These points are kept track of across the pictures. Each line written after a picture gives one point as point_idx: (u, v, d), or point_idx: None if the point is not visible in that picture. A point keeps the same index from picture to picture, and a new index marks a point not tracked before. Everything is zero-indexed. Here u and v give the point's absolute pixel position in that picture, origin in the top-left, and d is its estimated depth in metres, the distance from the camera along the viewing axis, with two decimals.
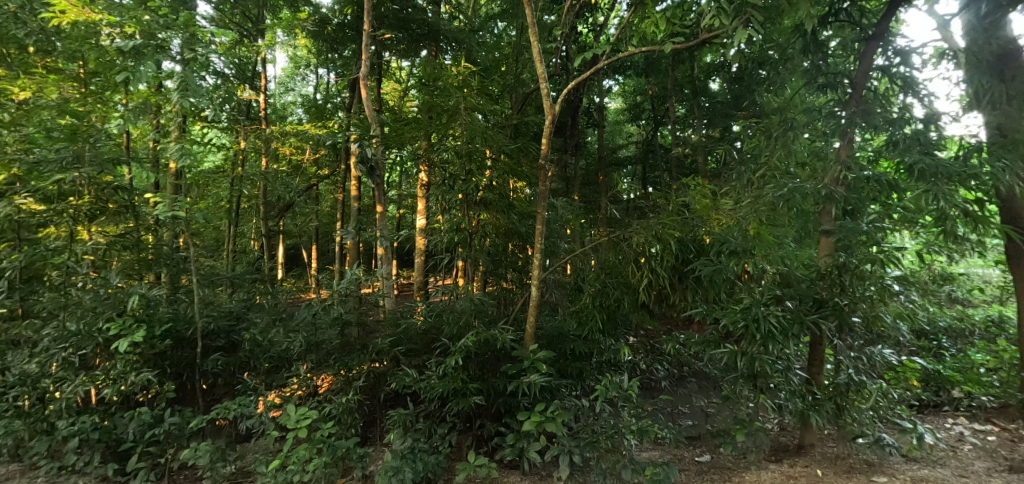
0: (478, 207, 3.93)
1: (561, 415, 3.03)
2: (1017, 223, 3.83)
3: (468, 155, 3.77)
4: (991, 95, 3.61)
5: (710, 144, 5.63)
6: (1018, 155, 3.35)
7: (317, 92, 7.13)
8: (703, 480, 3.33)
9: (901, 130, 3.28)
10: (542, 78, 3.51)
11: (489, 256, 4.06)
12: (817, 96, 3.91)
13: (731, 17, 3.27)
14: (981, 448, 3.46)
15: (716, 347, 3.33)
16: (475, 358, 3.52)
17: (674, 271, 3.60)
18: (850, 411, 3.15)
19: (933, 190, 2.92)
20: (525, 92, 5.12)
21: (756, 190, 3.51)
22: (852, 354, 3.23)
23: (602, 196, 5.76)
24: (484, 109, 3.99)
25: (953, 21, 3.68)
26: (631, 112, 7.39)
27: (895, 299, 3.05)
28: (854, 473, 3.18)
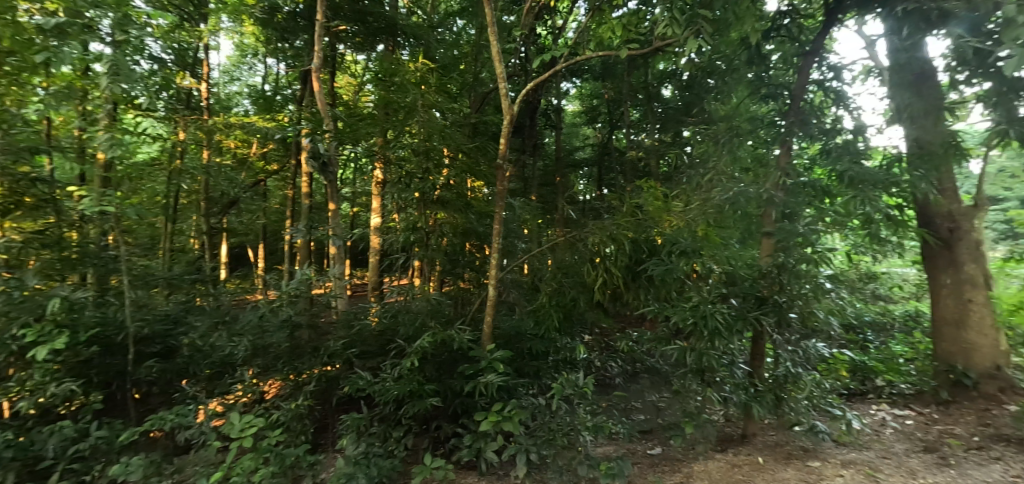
0: (435, 206, 3.87)
1: (518, 414, 3.04)
2: (930, 226, 4.22)
3: (426, 154, 3.74)
4: (911, 111, 3.97)
5: (663, 148, 5.83)
6: (932, 165, 3.72)
7: (266, 83, 6.79)
8: (655, 472, 3.45)
9: (833, 140, 3.64)
10: (501, 78, 3.50)
11: (446, 256, 4.01)
12: (760, 105, 4.16)
13: (683, 27, 3.40)
14: (901, 431, 3.79)
15: (667, 344, 3.47)
16: (431, 360, 3.48)
17: (627, 270, 3.70)
18: (788, 401, 3.37)
19: (860, 195, 3.23)
20: (484, 91, 5.09)
21: (704, 192, 3.66)
22: (789, 348, 3.45)
23: (560, 196, 5.85)
24: (443, 106, 3.96)
25: (878, 41, 4.00)
26: (588, 115, 7.54)
27: (827, 296, 3.30)
28: (792, 459, 3.39)
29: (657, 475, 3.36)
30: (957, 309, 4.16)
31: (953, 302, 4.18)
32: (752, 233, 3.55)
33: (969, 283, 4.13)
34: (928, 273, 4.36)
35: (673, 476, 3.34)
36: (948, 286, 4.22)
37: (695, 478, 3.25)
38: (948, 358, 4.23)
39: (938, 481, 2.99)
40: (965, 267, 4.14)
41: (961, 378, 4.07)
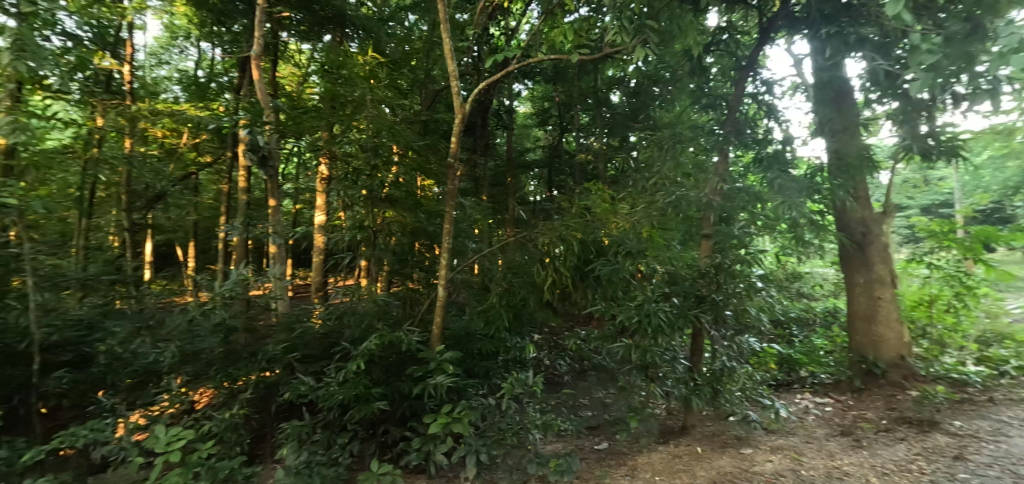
0: (383, 204, 3.73)
1: (467, 416, 3.00)
2: (846, 230, 4.67)
3: (374, 150, 3.58)
4: (832, 125, 4.34)
5: (611, 152, 5.98)
6: (849, 175, 4.09)
7: (198, 68, 6.29)
8: (602, 466, 3.55)
9: (764, 149, 4.01)
10: (453, 76, 3.46)
11: (394, 256, 3.91)
12: (701, 114, 4.40)
13: (631, 35, 3.51)
14: (822, 417, 4.15)
15: (613, 342, 3.58)
16: (379, 362, 3.38)
17: (576, 271, 3.78)
18: (723, 394, 3.59)
19: (787, 201, 3.55)
20: (436, 88, 4.99)
21: (648, 196, 3.81)
22: (725, 343, 3.66)
23: (511, 197, 5.88)
24: (392, 102, 3.87)
25: (805, 60, 4.35)
26: (539, 117, 7.60)
27: (759, 294, 3.54)
28: (727, 447, 3.62)
29: (604, 469, 3.46)
30: (868, 305, 4.61)
31: (865, 299, 4.63)
32: (693, 234, 3.76)
33: (878, 282, 4.59)
34: (844, 272, 4.80)
35: (619, 468, 3.45)
36: (860, 285, 4.67)
37: (641, 470, 3.37)
38: (859, 350, 4.67)
39: (853, 462, 3.29)
40: (874, 267, 4.59)
41: (872, 367, 4.51)
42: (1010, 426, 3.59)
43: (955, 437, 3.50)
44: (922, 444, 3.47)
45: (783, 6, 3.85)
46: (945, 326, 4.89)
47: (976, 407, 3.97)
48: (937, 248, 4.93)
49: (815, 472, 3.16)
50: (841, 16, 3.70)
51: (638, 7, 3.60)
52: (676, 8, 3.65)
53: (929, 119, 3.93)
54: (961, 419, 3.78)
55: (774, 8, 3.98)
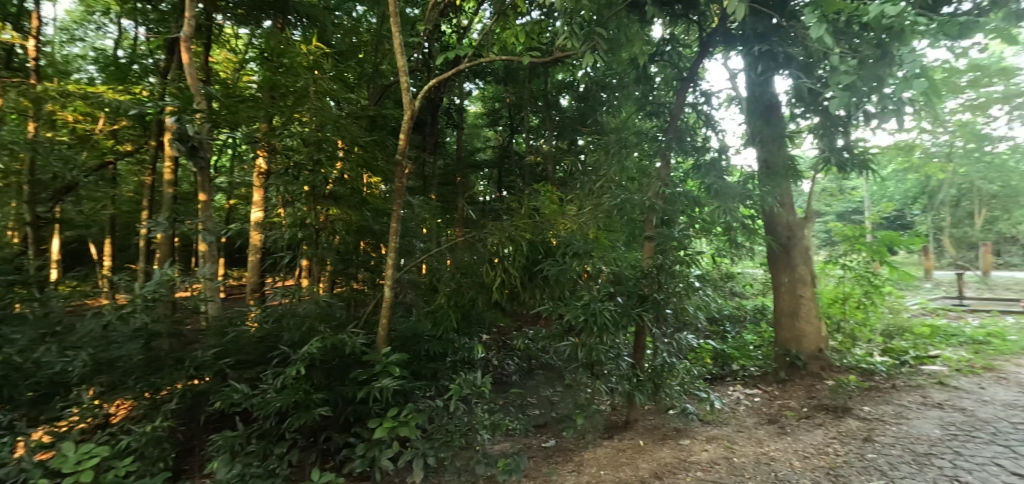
0: (326, 201, 3.54)
1: (414, 418, 2.93)
2: (774, 234, 5.02)
3: (318, 144, 3.41)
4: (763, 136, 4.67)
5: (559, 155, 6.07)
6: (776, 183, 4.43)
7: (119, 48, 5.66)
8: (549, 463, 3.60)
9: (702, 156, 4.23)
10: (402, 71, 3.37)
11: (338, 255, 3.75)
12: (645, 121, 4.62)
13: (581, 41, 3.59)
14: (751, 407, 4.46)
15: (560, 341, 3.64)
16: (320, 366, 3.22)
17: (524, 271, 3.80)
18: (664, 388, 3.77)
19: (722, 206, 3.83)
20: (385, 84, 4.82)
21: (595, 198, 3.89)
22: (665, 340, 3.88)
23: (460, 196, 5.83)
24: (338, 95, 3.70)
25: (740, 74, 4.65)
26: (489, 117, 7.58)
27: (696, 293, 3.76)
28: (667, 439, 3.80)
29: (551, 466, 3.51)
30: (791, 303, 5.00)
31: (789, 298, 5.02)
32: (636, 236, 3.90)
33: (800, 282, 5.00)
34: (771, 272, 5.18)
35: (566, 465, 3.52)
36: (785, 284, 5.06)
37: (587, 465, 3.45)
38: (784, 344, 5.06)
39: (778, 447, 3.57)
40: (797, 267, 5.00)
41: (794, 359, 4.90)
42: (908, 409, 4.04)
43: (865, 421, 3.89)
44: (837, 428, 3.82)
45: (721, 24, 4.13)
46: (856, 321, 5.41)
47: (881, 393, 4.44)
48: (851, 251, 5.35)
49: (745, 459, 3.40)
50: (771, 36, 4.00)
51: (587, 14, 3.70)
52: (624, 17, 3.77)
53: (845, 134, 4.32)
54: (870, 405, 4.20)
55: (713, 24, 4.24)
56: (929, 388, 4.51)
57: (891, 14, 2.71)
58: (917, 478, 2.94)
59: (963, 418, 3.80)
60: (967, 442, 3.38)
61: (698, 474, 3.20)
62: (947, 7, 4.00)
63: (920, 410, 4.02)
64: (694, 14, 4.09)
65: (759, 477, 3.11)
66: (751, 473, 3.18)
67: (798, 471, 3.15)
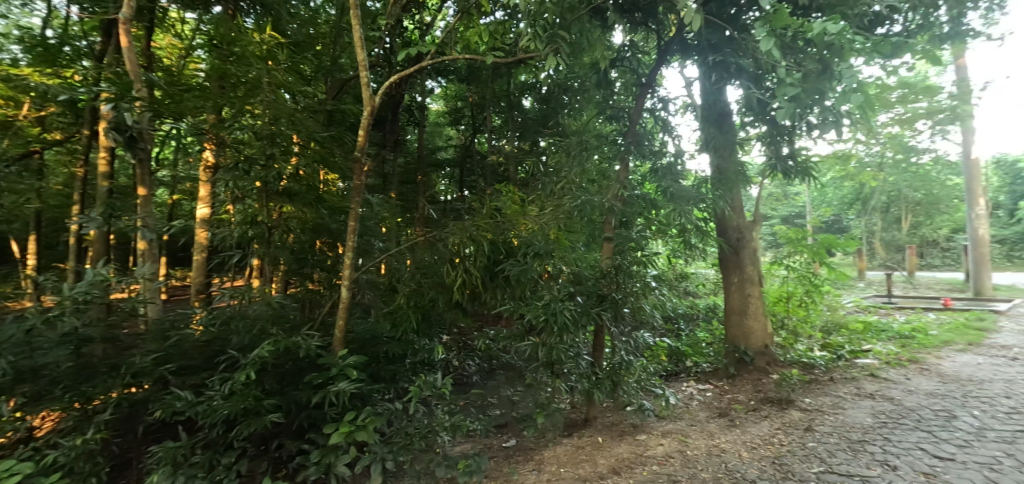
0: (279, 198, 3.35)
1: (372, 422, 2.84)
2: (725, 236, 5.28)
3: (271, 139, 3.22)
4: (716, 143, 4.89)
5: (521, 156, 6.08)
6: (726, 188, 4.66)
7: (46, 28, 5.15)
8: (509, 463, 3.61)
9: (659, 160, 4.37)
10: (362, 66, 3.28)
11: (292, 255, 3.60)
12: (605, 124, 4.74)
13: (544, 43, 3.61)
14: (704, 402, 4.66)
15: (521, 341, 3.66)
16: (272, 371, 3.08)
17: (486, 271, 3.75)
18: (622, 385, 3.86)
19: (677, 209, 4.05)
20: (344, 78, 4.68)
21: (556, 199, 3.92)
22: (623, 339, 3.95)
23: (421, 195, 5.74)
24: (293, 88, 3.55)
25: (694, 82, 4.85)
26: (452, 116, 7.47)
27: (653, 293, 3.89)
28: (624, 435, 3.90)
29: (512, 466, 3.52)
30: (740, 302, 5.26)
31: (738, 296, 5.28)
32: (595, 237, 3.98)
33: (749, 281, 5.26)
34: (722, 272, 5.42)
35: (527, 464, 3.54)
36: (735, 283, 5.32)
37: (547, 463, 3.49)
38: (734, 341, 5.31)
39: (728, 439, 3.75)
40: (745, 267, 5.26)
41: (743, 355, 5.16)
42: (843, 400, 4.35)
43: (805, 411, 4.15)
44: (781, 419, 4.05)
45: (678, 34, 4.29)
46: (798, 318, 5.74)
47: (820, 385, 4.75)
48: (794, 252, 5.68)
49: (698, 451, 3.55)
50: (724, 47, 4.18)
51: (550, 17, 3.73)
52: (586, 22, 3.83)
53: (789, 143, 4.61)
54: (810, 397, 4.49)
55: (670, 33, 4.39)
56: (862, 379, 4.87)
57: (833, 32, 2.90)
58: (852, 464, 3.16)
59: (891, 407, 4.12)
60: (896, 429, 3.67)
61: (654, 468, 3.31)
62: (880, 28, 4.33)
63: (854, 400, 4.33)
64: (653, 23, 4.21)
65: (711, 468, 3.25)
66: (703, 464, 3.32)
67: (746, 461, 3.32)
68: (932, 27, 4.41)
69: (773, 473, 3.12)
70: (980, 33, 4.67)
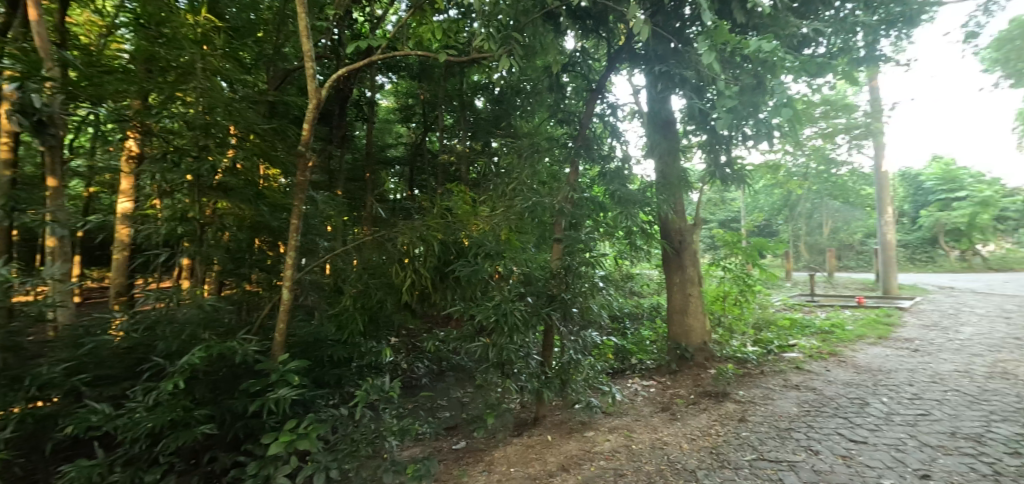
0: (214, 193, 3.13)
1: (315, 430, 2.68)
2: (668, 238, 5.53)
3: (204, 129, 2.97)
4: (661, 149, 5.12)
5: (473, 156, 6.04)
6: (669, 193, 4.89)
7: None
8: (459, 465, 3.57)
9: (608, 164, 4.51)
10: (308, 56, 3.12)
11: (227, 254, 3.37)
12: (556, 127, 4.84)
13: (498, 44, 3.61)
14: (647, 397, 4.86)
15: (471, 342, 3.64)
16: (204, 379, 2.86)
17: (435, 271, 3.67)
18: (570, 383, 3.94)
19: (624, 211, 4.24)
20: (288, 68, 4.45)
21: (507, 200, 3.93)
22: (572, 338, 4.01)
23: (369, 193, 5.56)
24: (230, 76, 3.30)
25: (641, 90, 5.06)
26: (402, 113, 7.26)
27: (600, 293, 4.01)
28: (573, 433, 3.97)
29: (462, 468, 3.49)
30: (682, 300, 5.53)
31: (680, 296, 5.54)
32: (545, 238, 4.04)
33: (689, 281, 5.54)
34: (665, 272, 5.68)
35: (477, 465, 3.52)
36: (677, 282, 5.58)
37: (498, 464, 3.49)
38: (675, 338, 5.56)
39: (670, 432, 3.93)
40: (686, 268, 5.54)
41: (683, 352, 5.42)
42: (772, 392, 4.69)
43: (739, 403, 4.45)
44: (718, 411, 4.30)
45: (627, 43, 4.46)
46: (732, 316, 6.12)
47: (752, 379, 5.10)
48: (730, 254, 6.02)
49: (643, 445, 3.69)
50: (670, 58, 4.39)
51: (505, 19, 3.76)
52: (540, 26, 3.88)
53: (726, 152, 4.91)
54: (743, 389, 4.80)
55: (619, 42, 4.56)
56: (788, 372, 5.29)
57: (767, 50, 3.14)
58: (781, 450, 3.42)
59: (814, 396, 4.49)
60: (817, 416, 4.01)
61: (602, 463, 3.40)
62: (807, 49, 4.72)
63: (782, 391, 4.68)
64: (604, 31, 4.37)
65: (655, 460, 3.39)
66: (648, 457, 3.46)
67: (686, 453, 3.50)
68: (851, 51, 4.87)
69: (711, 463, 3.31)
70: (890, 58, 5.20)
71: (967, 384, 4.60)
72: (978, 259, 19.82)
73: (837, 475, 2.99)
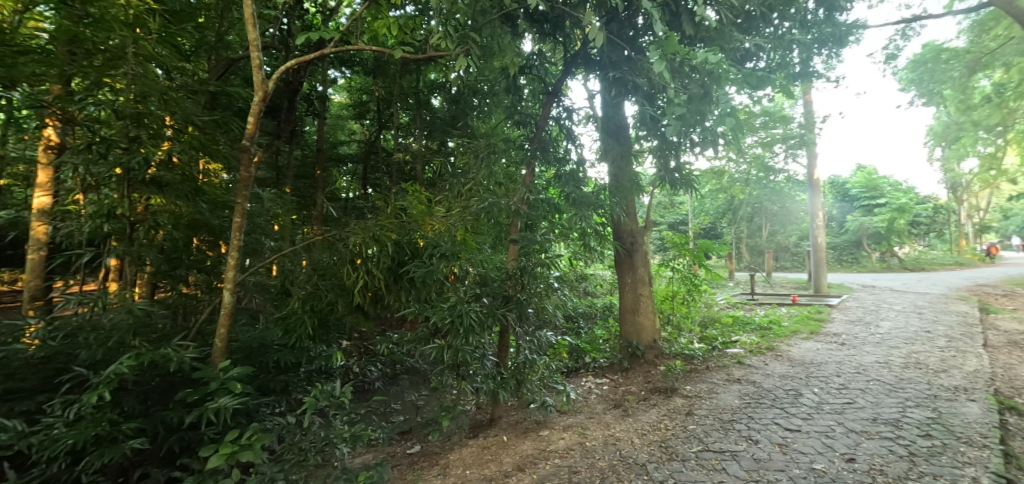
0: (146, 188, 2.90)
1: (259, 440, 2.52)
2: (621, 239, 5.70)
3: (135, 119, 2.73)
4: (614, 153, 5.27)
5: (429, 155, 5.93)
6: (622, 196, 5.06)
7: None
8: (413, 470, 3.50)
9: (563, 167, 4.61)
10: (253, 46, 2.96)
11: (161, 254, 3.14)
12: (513, 129, 4.90)
13: (455, 43, 3.59)
14: (601, 394, 5.00)
15: (425, 344, 3.58)
16: (134, 389, 2.65)
17: (389, 272, 3.57)
18: (526, 383, 3.96)
19: (578, 213, 4.35)
20: (232, 57, 4.20)
21: (463, 201, 3.89)
22: (527, 338, 4.04)
23: (319, 191, 5.33)
24: (167, 63, 3.07)
25: (596, 95, 5.19)
26: (355, 110, 6.99)
27: (555, 293, 4.06)
28: (527, 432, 4.00)
29: (416, 472, 3.42)
30: (633, 300, 5.71)
31: (631, 295, 5.72)
32: (501, 239, 4.04)
33: (640, 281, 5.73)
34: (618, 273, 5.84)
35: (432, 469, 3.46)
36: (629, 283, 5.76)
37: (452, 467, 3.45)
38: (627, 337, 5.74)
39: (623, 428, 4.05)
40: (638, 269, 5.72)
41: (635, 350, 5.61)
42: (717, 386, 4.95)
43: (686, 398, 4.66)
44: (667, 406, 4.48)
45: (583, 49, 4.58)
46: (680, 315, 6.39)
47: (699, 374, 5.36)
48: (678, 255, 6.25)
49: (596, 442, 3.78)
50: (623, 65, 4.52)
51: (462, 18, 3.73)
52: (497, 27, 3.88)
53: (675, 157, 5.13)
54: (690, 384, 5.04)
55: (575, 47, 4.67)
56: (731, 367, 5.61)
57: (713, 61, 3.32)
58: (724, 441, 3.61)
59: (754, 389, 4.78)
60: (757, 407, 4.27)
61: (556, 461, 3.45)
62: (749, 63, 5.01)
63: (725, 385, 4.95)
64: (561, 35, 4.45)
65: (607, 456, 3.48)
66: (601, 454, 3.54)
67: (637, 447, 3.62)
68: (788, 66, 5.23)
69: (660, 456, 3.44)
70: (822, 75, 5.62)
71: (886, 374, 5.05)
72: (894, 260, 21.79)
73: (774, 463, 3.20)
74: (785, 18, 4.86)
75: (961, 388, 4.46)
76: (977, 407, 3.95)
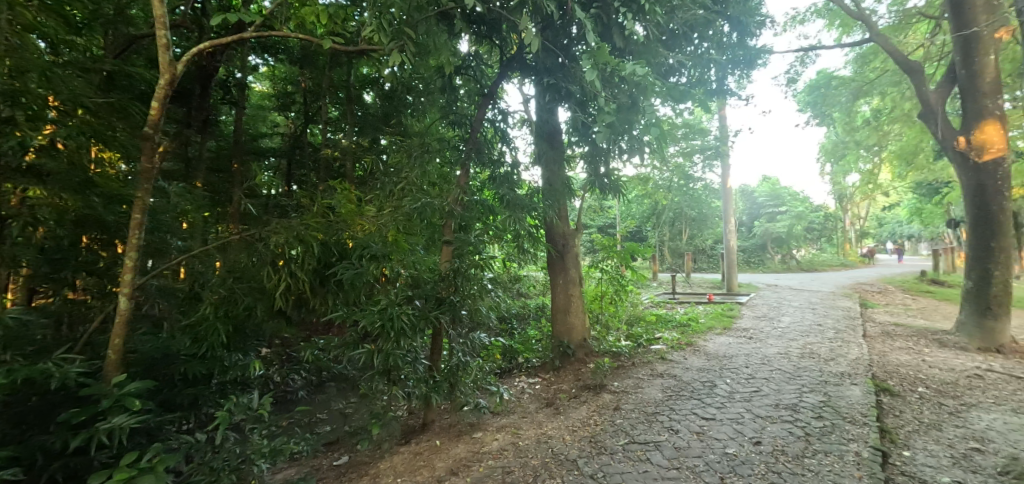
0: (20, 177, 2.47)
1: (163, 461, 2.27)
2: (553, 241, 5.86)
3: (10, 97, 2.34)
4: (548, 157, 5.40)
5: (360, 152, 5.44)
6: (554, 199, 5.22)
7: None
8: (340, 481, 3.34)
9: (497, 169, 4.67)
10: (159, 23, 2.65)
11: (41, 255, 2.74)
12: (448, 129, 4.91)
13: (389, 38, 3.45)
14: (534, 394, 5.09)
15: (354, 348, 3.43)
16: (5, 411, 2.27)
17: (314, 274, 3.39)
18: (459, 386, 3.92)
19: (512, 215, 4.43)
20: (134, 34, 3.73)
21: (395, 200, 3.76)
22: (460, 340, 4.01)
23: (236, 186, 4.91)
24: (49, 35, 2.65)
25: (531, 100, 5.29)
26: (279, 100, 6.52)
27: (489, 295, 4.03)
28: (461, 435, 3.97)
29: None
30: (565, 300, 5.86)
31: (562, 295, 5.87)
32: (435, 240, 3.97)
33: (572, 282, 5.90)
34: (550, 274, 5.98)
35: (360, 479, 3.32)
36: (561, 284, 5.91)
37: (383, 475, 3.34)
38: (559, 336, 5.89)
39: (554, 426, 4.15)
40: (569, 270, 5.89)
41: (566, 349, 5.77)
42: (641, 381, 5.23)
43: (614, 393, 4.88)
44: (596, 402, 4.67)
45: (518, 53, 4.64)
46: (608, 314, 6.68)
47: (625, 370, 5.64)
48: (606, 257, 6.50)
49: (529, 441, 3.83)
50: (557, 71, 4.68)
51: (397, 12, 3.56)
52: (434, 25, 3.82)
53: (604, 163, 5.35)
54: (617, 380, 5.29)
55: (511, 51, 4.71)
56: (654, 362, 5.96)
57: (640, 74, 3.51)
58: (649, 432, 3.83)
59: (674, 382, 5.11)
60: (679, 399, 4.58)
61: (489, 462, 3.45)
62: (672, 77, 5.36)
63: (650, 380, 5.26)
64: (497, 38, 4.41)
65: (540, 454, 3.55)
66: (534, 452, 3.60)
67: (568, 444, 3.72)
68: (706, 83, 5.66)
69: (590, 451, 3.57)
70: (734, 93, 6.15)
71: (786, 364, 5.63)
72: (791, 262, 24.35)
73: (692, 450, 3.44)
74: (704, 39, 5.25)
75: (846, 374, 5.09)
76: (858, 391, 4.53)
